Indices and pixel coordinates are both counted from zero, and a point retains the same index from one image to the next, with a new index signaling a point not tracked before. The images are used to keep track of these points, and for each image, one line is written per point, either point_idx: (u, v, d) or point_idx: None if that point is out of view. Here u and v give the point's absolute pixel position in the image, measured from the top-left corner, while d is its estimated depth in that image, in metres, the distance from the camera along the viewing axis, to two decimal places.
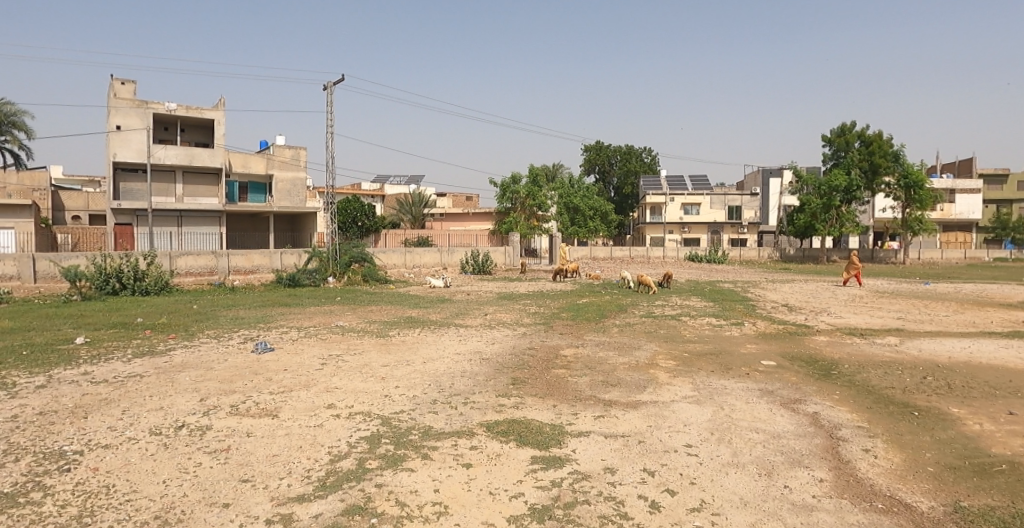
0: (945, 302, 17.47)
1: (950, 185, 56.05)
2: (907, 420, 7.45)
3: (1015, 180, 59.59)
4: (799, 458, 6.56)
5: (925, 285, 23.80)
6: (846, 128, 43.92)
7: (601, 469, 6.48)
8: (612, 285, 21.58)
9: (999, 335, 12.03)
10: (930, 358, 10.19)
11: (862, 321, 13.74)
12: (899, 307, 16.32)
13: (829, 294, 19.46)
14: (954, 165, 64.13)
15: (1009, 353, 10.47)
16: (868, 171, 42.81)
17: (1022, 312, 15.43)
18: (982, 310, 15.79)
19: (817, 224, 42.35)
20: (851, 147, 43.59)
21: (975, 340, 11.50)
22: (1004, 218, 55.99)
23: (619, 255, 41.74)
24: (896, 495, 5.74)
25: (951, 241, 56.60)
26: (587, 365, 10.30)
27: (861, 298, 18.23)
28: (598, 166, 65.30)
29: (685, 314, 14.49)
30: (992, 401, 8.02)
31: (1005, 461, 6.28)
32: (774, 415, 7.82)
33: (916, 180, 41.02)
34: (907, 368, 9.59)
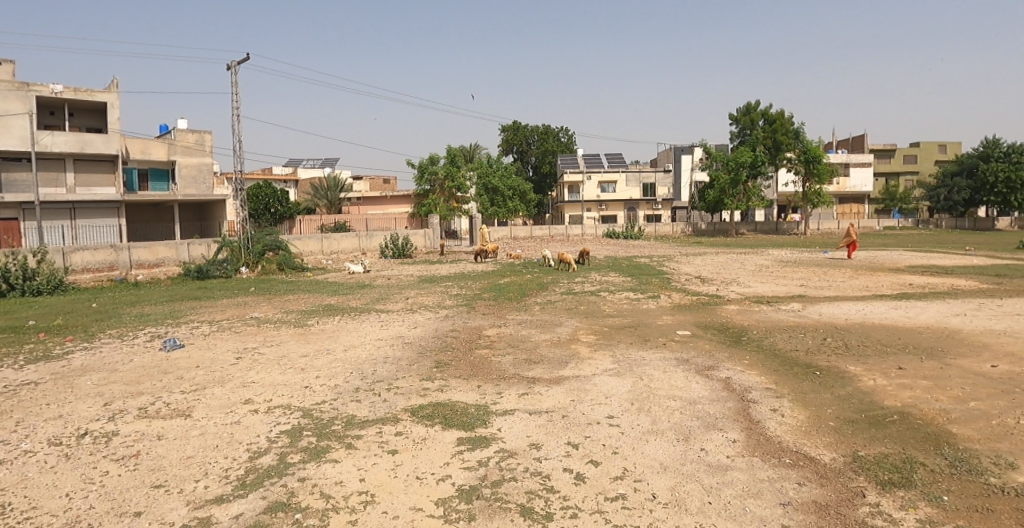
0: (842, 268, 18.72)
1: (845, 160, 59.75)
2: (810, 380, 7.92)
3: (901, 155, 64.61)
4: (713, 422, 6.84)
5: (824, 254, 25.37)
6: (750, 107, 46.04)
7: (527, 445, 6.51)
8: (533, 263, 21.71)
9: (888, 298, 13.01)
10: (829, 321, 10.88)
11: (768, 290, 14.51)
12: (802, 275, 17.37)
13: (738, 265, 20.41)
14: (847, 141, 68.53)
15: (897, 313, 11.31)
16: (771, 148, 45.11)
17: (908, 276, 16.74)
18: (875, 275, 17.03)
19: (725, 199, 44.27)
20: (756, 126, 45.73)
21: (868, 303, 12.35)
22: (892, 190, 60.84)
23: (539, 234, 42.24)
24: (802, 449, 6.09)
25: (846, 212, 60.68)
26: (509, 344, 10.35)
27: (767, 268, 19.17)
28: (516, 146, 65.61)
29: (604, 289, 14.78)
30: (883, 357, 8.65)
31: (896, 411, 6.77)
32: (689, 382, 8.09)
33: (814, 156, 43.45)
34: (809, 331, 10.22)
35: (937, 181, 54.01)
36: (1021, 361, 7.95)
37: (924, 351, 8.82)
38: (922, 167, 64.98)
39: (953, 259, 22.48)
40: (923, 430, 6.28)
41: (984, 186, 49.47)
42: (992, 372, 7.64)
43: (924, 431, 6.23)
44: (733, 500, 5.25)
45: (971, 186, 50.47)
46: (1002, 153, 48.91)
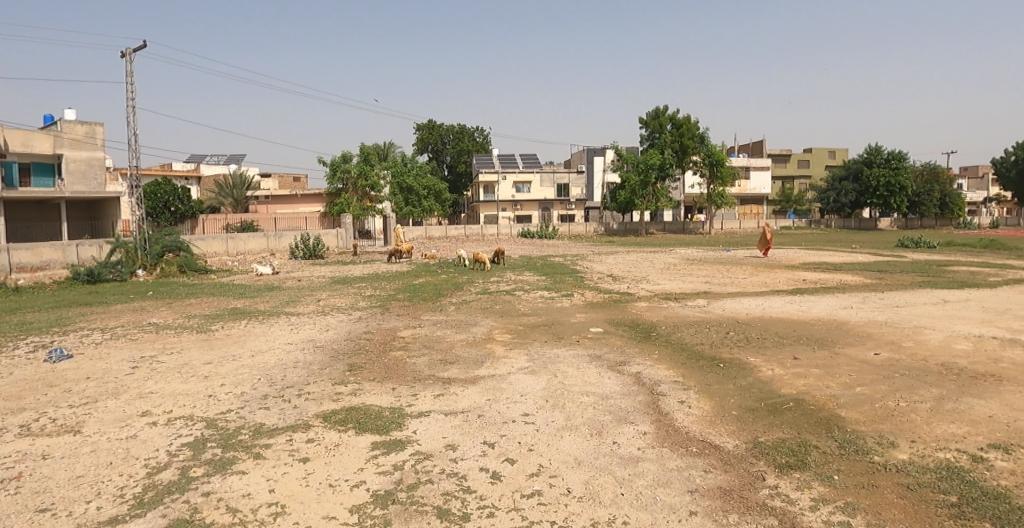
0: (743, 266, 19.83)
1: (745, 164, 62.99)
2: (714, 372, 8.30)
3: (795, 160, 69.56)
4: (625, 415, 7.03)
5: (726, 252, 26.82)
6: (659, 111, 47.73)
7: (443, 447, 6.46)
8: (447, 263, 21.63)
9: (784, 293, 13.90)
10: (731, 315, 11.48)
11: (675, 286, 15.13)
12: (706, 272, 18.26)
13: (647, 264, 21.17)
14: (747, 146, 72.67)
15: (792, 307, 12.10)
16: (678, 151, 47.06)
17: (800, 272, 17.96)
18: (772, 271, 18.16)
19: (636, 200, 45.85)
20: (664, 130, 47.61)
21: (766, 298, 13.14)
22: (788, 193, 65.19)
23: (454, 233, 42.17)
24: (708, 438, 6.36)
25: (747, 213, 64.23)
26: (424, 345, 10.24)
27: (673, 266, 20.00)
28: (430, 145, 65.07)
29: (519, 289, 14.93)
30: (780, 349, 9.19)
31: (792, 399, 7.17)
32: (601, 378, 8.28)
33: (718, 159, 45.91)
34: (713, 325, 10.73)
35: (827, 185, 57.96)
36: (899, 348, 8.69)
37: (815, 342, 9.46)
38: (814, 172, 69.96)
39: (839, 256, 24.37)
40: (816, 415, 6.68)
41: (867, 189, 53.84)
42: (875, 359, 8.28)
43: (817, 417, 6.62)
44: (645, 491, 5.42)
45: (857, 189, 54.67)
46: (882, 159, 53.73)
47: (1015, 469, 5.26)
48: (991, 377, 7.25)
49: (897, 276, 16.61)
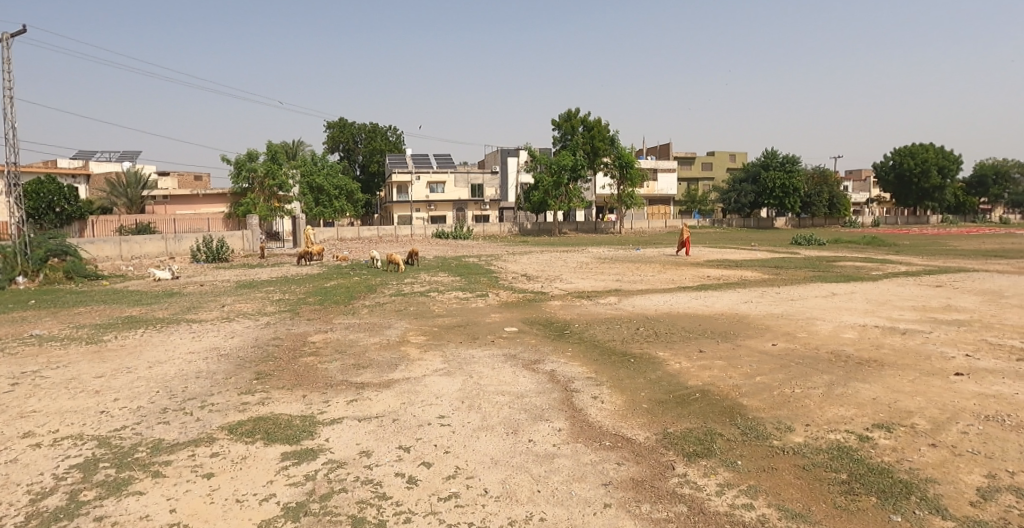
0: (652, 264, 20.61)
1: (652, 165, 65.66)
2: (626, 367, 8.52)
3: (699, 163, 73.28)
4: (540, 413, 7.12)
5: (635, 251, 27.84)
6: (572, 114, 48.77)
7: (357, 454, 6.31)
8: (361, 265, 21.19)
9: (689, 289, 14.57)
10: (641, 312, 11.90)
11: (588, 285, 15.53)
12: (617, 271, 18.84)
13: (560, 263, 21.62)
14: (656, 149, 75.82)
15: (697, 302, 12.70)
16: (590, 153, 48.21)
17: (704, 269, 18.91)
18: (678, 269, 18.99)
19: (549, 201, 46.68)
20: (576, 132, 48.69)
21: (673, 295, 13.72)
22: (693, 194, 67.81)
23: (367, 234, 41.36)
24: (620, 431, 6.52)
25: (655, 213, 66.82)
26: (337, 349, 9.97)
27: (586, 265, 20.52)
28: (342, 144, 63.19)
29: (434, 290, 14.84)
30: (687, 342, 9.61)
31: (699, 389, 7.43)
32: (517, 376, 8.34)
33: (627, 161, 47.46)
34: (625, 322, 11.07)
35: (728, 186, 60.86)
36: (793, 339, 9.30)
37: (719, 335, 9.94)
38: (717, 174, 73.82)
39: (738, 253, 25.88)
40: (721, 404, 6.94)
41: (766, 190, 57.10)
42: (772, 349, 8.81)
43: (721, 405, 6.89)
44: (561, 487, 5.51)
45: (756, 191, 57.69)
46: (778, 163, 57.35)
47: (895, 445, 5.72)
48: (873, 362, 7.89)
49: (790, 272, 17.82)
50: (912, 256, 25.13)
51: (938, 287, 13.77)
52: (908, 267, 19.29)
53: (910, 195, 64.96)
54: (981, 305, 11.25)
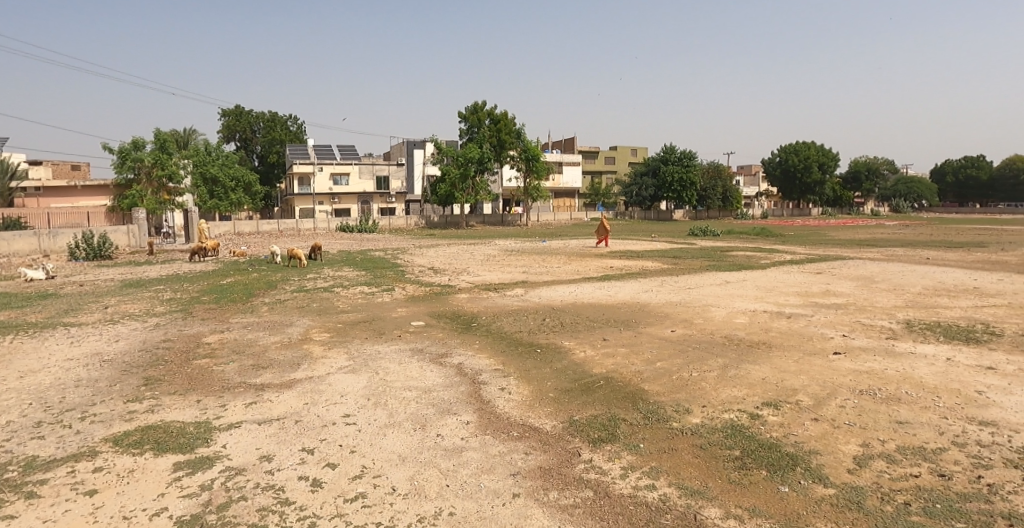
0: (557, 255, 20.99)
1: (558, 159, 67.20)
2: (532, 357, 8.58)
3: (604, 157, 75.21)
4: (448, 407, 7.04)
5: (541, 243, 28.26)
6: (478, 107, 48.61)
7: (257, 459, 5.98)
8: (259, 261, 20.20)
9: (594, 280, 14.94)
10: (547, 303, 12.07)
11: (495, 277, 15.58)
12: (524, 262, 19.04)
13: (467, 256, 21.58)
14: (560, 142, 77.51)
15: (600, 292, 13.04)
16: (496, 146, 48.34)
17: (607, 260, 19.47)
18: (582, 260, 19.44)
19: (456, 193, 46.28)
20: (483, 125, 48.63)
21: (578, 285, 14.02)
22: (597, 187, 70.04)
23: (266, 228, 39.51)
24: (527, 421, 6.56)
25: (561, 206, 68.22)
26: (235, 350, 9.43)
27: (493, 258, 20.59)
28: (239, 133, 60.09)
29: (338, 285, 14.37)
30: (591, 332, 9.80)
31: (602, 377, 7.60)
32: (424, 371, 8.22)
33: (533, 154, 48.31)
34: (531, 313, 11.16)
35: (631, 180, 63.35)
36: (691, 325, 9.72)
37: (621, 324, 10.23)
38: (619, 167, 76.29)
39: (639, 244, 26.87)
40: (624, 389, 7.15)
41: (664, 184, 60.01)
42: (672, 336, 9.17)
43: (624, 391, 7.09)
44: (470, 479, 5.48)
45: (656, 184, 60.50)
46: (676, 158, 60.11)
47: (782, 421, 6.10)
48: (762, 345, 8.40)
49: (686, 261, 18.69)
50: (794, 245, 27.08)
51: (819, 274, 14.86)
52: (791, 256, 20.73)
53: (795, 190, 69.72)
54: (855, 289, 12.26)
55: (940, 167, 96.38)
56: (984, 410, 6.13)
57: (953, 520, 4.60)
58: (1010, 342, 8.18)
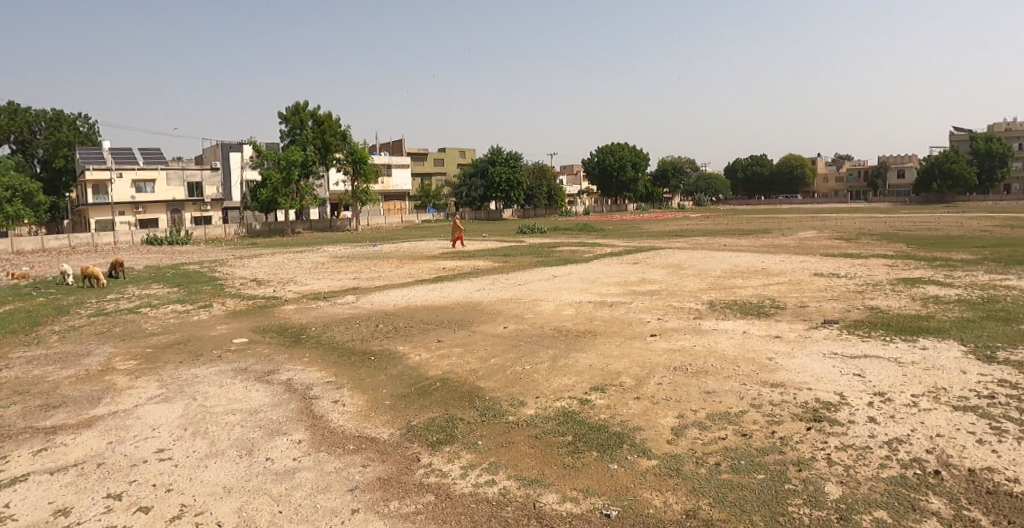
0: (389, 259, 20.70)
1: (387, 161, 65.71)
2: (366, 365, 8.26)
3: (433, 159, 77.52)
4: (277, 427, 6.55)
5: (373, 247, 27.76)
6: (300, 107, 43.82)
7: (48, 516, 5.09)
8: (43, 283, 17.55)
9: (427, 282, 14.90)
10: (380, 308, 11.78)
11: (324, 285, 14.96)
12: (354, 268, 18.50)
13: (295, 264, 20.52)
14: (389, 145, 77.61)
15: (434, 293, 13.00)
16: (321, 149, 43.70)
17: (440, 261, 19.56)
18: (415, 263, 19.37)
19: (279, 199, 40.63)
20: (306, 126, 43.79)
21: (412, 288, 13.88)
22: (426, 189, 70.67)
23: (54, 245, 34.31)
24: (363, 432, 6.29)
25: (392, 209, 66.67)
26: (15, 391, 8.03)
27: (322, 265, 19.76)
28: (14, 135, 52.53)
29: (145, 305, 12.90)
30: (425, 334, 9.65)
31: (439, 379, 7.51)
32: (249, 392, 7.60)
33: (361, 157, 44.60)
34: (363, 320, 10.77)
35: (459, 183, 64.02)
36: (523, 320, 9.98)
37: (455, 324, 10.21)
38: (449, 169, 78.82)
39: (474, 245, 27.39)
40: (460, 389, 7.12)
41: (493, 184, 61.18)
42: (504, 332, 9.34)
43: (460, 391, 7.06)
44: (303, 501, 5.11)
45: (484, 185, 61.71)
46: (503, 159, 62.17)
47: (610, 404, 6.43)
48: (589, 333, 8.86)
49: (516, 258, 19.36)
50: (613, 238, 29.18)
51: (635, 264, 16.09)
52: (610, 248, 22.34)
53: (613, 188, 75.21)
54: (666, 276, 13.44)
55: (731, 166, 109.73)
56: (774, 373, 6.97)
57: (755, 473, 5.14)
58: (790, 313, 9.42)
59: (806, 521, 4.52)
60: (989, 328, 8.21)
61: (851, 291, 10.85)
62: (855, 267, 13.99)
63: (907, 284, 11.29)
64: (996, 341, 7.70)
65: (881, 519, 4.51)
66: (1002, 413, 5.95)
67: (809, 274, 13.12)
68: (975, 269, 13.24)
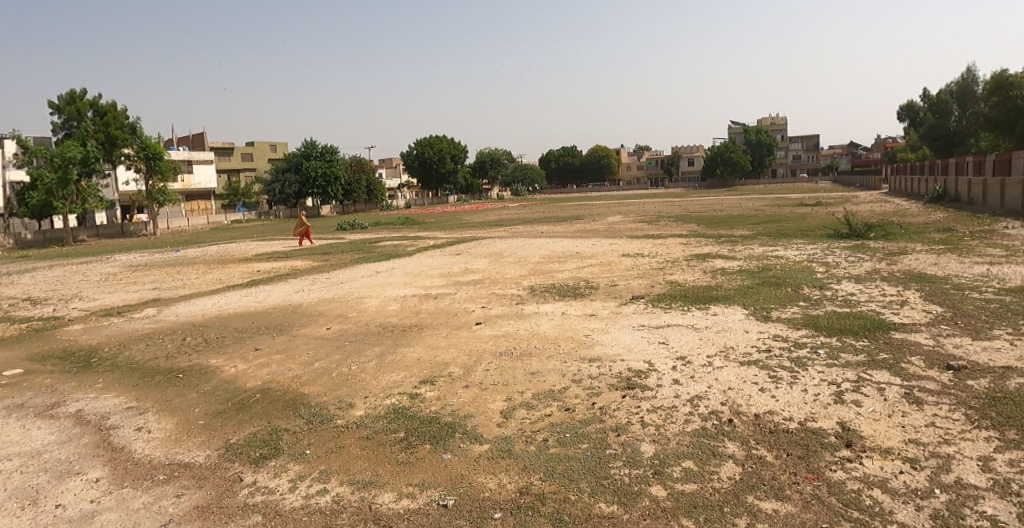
0: (195, 265, 18.99)
1: (186, 157, 59.16)
2: (173, 384, 7.52)
3: (240, 153, 73.42)
4: (68, 468, 5.71)
5: (174, 253, 25.30)
6: (76, 95, 38.22)
7: None
8: None
9: (239, 287, 13.89)
10: (188, 320, 10.75)
11: (117, 299, 13.33)
12: (154, 278, 16.70)
13: (78, 278, 17.99)
14: (189, 140, 71.80)
15: (250, 299, 12.15)
16: (105, 144, 38.28)
17: (254, 264, 18.31)
18: (225, 267, 18.00)
19: (54, 202, 34.61)
20: (85, 118, 38.22)
21: (223, 295, 12.85)
22: (234, 187, 65.70)
23: None
24: (176, 459, 5.73)
25: (195, 209, 59.25)
26: None
27: (114, 277, 17.56)
28: None
29: None
30: (240, 343, 9.00)
31: (258, 390, 7.07)
32: (27, 432, 6.53)
33: (155, 152, 39.79)
34: (168, 335, 9.76)
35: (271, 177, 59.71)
36: (346, 319, 9.71)
37: (274, 329, 9.64)
38: (258, 164, 74.87)
39: (288, 243, 26.15)
40: (283, 398, 6.77)
41: (308, 180, 57.76)
42: (327, 334, 9.00)
43: (282, 401, 6.70)
44: None
45: (299, 180, 58.00)
46: (318, 153, 59.19)
47: (440, 395, 6.49)
48: (415, 327, 8.86)
49: (337, 256, 18.78)
50: (436, 231, 29.42)
51: (458, 255, 16.39)
52: (434, 241, 22.49)
53: (432, 179, 75.37)
54: (488, 265, 13.84)
55: (545, 155, 115.49)
56: (591, 349, 7.49)
57: (579, 443, 5.49)
58: (603, 292, 10.19)
59: (626, 481, 4.92)
60: (763, 293, 9.53)
61: (653, 268, 11.97)
62: (655, 247, 15.46)
63: (698, 260, 12.73)
64: (769, 304, 8.97)
65: (688, 467, 5.05)
66: (777, 363, 6.96)
67: (617, 255, 14.27)
68: (751, 243, 15.28)
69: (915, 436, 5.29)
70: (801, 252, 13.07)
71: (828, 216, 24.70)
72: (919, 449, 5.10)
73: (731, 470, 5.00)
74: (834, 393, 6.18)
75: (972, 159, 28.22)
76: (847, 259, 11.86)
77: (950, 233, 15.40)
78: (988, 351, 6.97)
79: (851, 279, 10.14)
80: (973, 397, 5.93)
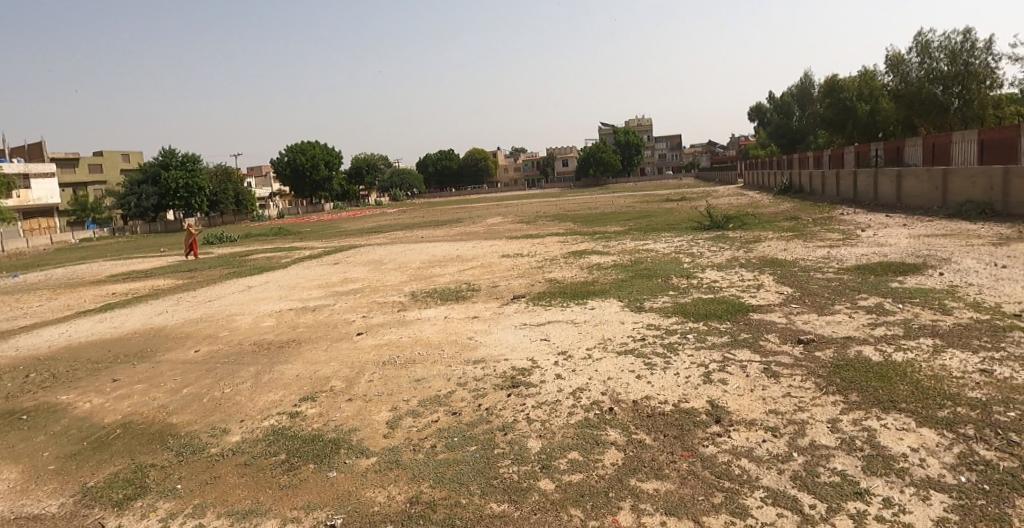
0: (36, 291, 17.07)
1: (21, 171, 52.44)
2: (14, 429, 6.75)
3: (85, 163, 66.28)
4: None
5: (11, 278, 22.61)
6: None
7: None
8: None
9: (91, 312, 12.68)
10: (31, 354, 9.66)
11: None
12: None
13: None
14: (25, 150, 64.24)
15: (105, 325, 11.13)
16: None
17: (109, 286, 16.77)
18: (75, 291, 16.33)
19: None
20: None
21: (74, 323, 11.69)
22: (82, 201, 60.06)
23: None
24: (23, 512, 5.18)
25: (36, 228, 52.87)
26: None
27: None
28: None
29: None
30: (95, 375, 8.24)
31: (118, 425, 6.53)
32: None
33: None
34: (7, 373, 8.75)
35: (126, 189, 54.80)
36: (217, 340, 9.17)
37: (134, 357, 8.91)
38: (109, 177, 68.68)
39: (148, 261, 24.21)
40: (148, 431, 6.31)
41: (168, 192, 53.80)
42: (196, 357, 8.45)
43: (147, 434, 6.24)
44: None
45: (158, 193, 53.78)
46: (178, 162, 54.87)
47: (322, 411, 6.34)
48: (292, 342, 8.55)
49: (205, 272, 17.65)
50: (312, 240, 28.39)
51: (335, 265, 15.94)
52: (310, 251, 21.66)
53: (307, 187, 72.41)
54: (367, 273, 13.58)
55: (423, 159, 114.64)
56: (474, 351, 7.60)
57: (468, 446, 5.57)
58: (485, 293, 10.33)
59: (515, 478, 5.06)
60: (637, 285, 10.07)
61: (534, 267, 12.28)
62: (534, 246, 15.83)
63: (576, 257, 13.20)
64: (642, 295, 9.51)
65: (573, 459, 5.28)
66: (651, 350, 7.42)
67: (498, 256, 14.49)
68: (623, 238, 16.03)
69: (774, 407, 5.85)
70: (669, 244, 13.92)
71: (691, 210, 26.45)
72: (778, 418, 5.64)
73: (613, 456, 5.28)
74: (703, 374, 6.68)
75: (814, 155, 31.06)
76: (710, 249, 12.79)
77: (796, 221, 16.99)
78: (831, 325, 7.81)
79: (714, 267, 10.97)
80: (820, 366, 6.64)
